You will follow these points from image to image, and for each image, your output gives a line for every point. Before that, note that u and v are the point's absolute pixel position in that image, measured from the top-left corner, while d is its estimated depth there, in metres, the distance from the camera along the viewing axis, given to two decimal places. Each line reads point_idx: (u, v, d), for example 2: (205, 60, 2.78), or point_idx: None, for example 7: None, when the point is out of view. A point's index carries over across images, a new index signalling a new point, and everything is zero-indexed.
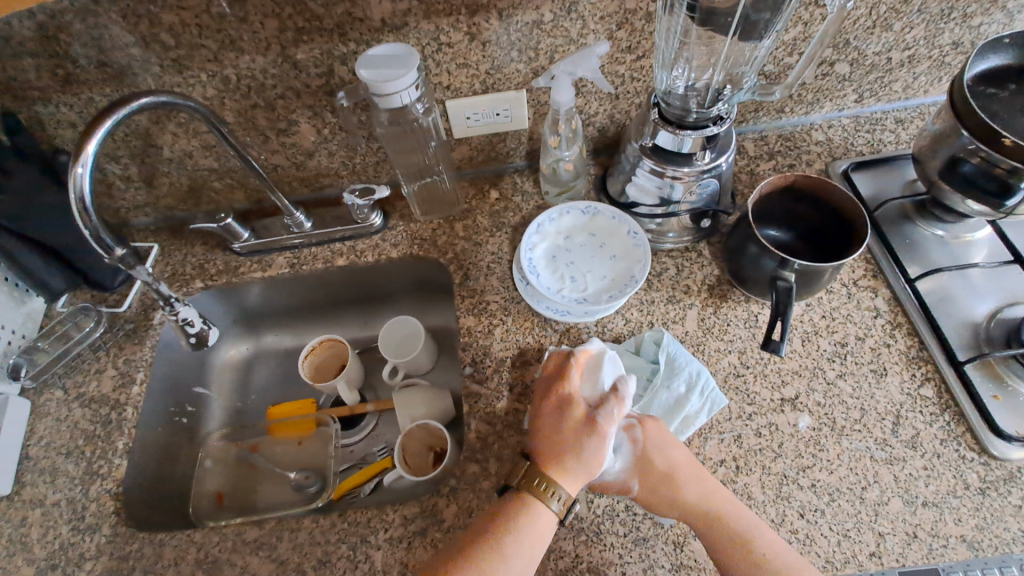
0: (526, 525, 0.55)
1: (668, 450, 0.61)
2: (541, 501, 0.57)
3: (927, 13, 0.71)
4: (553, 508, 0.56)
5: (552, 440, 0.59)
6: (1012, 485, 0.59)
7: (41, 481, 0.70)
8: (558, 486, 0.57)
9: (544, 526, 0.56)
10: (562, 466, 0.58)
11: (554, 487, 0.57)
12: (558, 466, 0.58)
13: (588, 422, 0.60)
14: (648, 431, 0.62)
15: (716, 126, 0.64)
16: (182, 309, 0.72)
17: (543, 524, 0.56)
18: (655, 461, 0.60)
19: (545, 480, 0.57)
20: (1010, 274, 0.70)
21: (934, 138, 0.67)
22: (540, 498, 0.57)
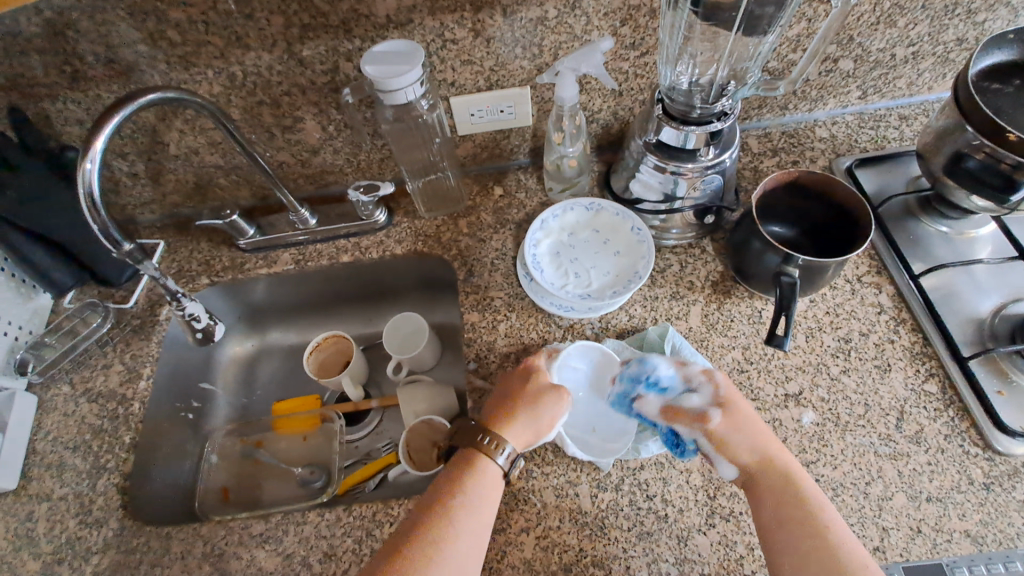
0: (476, 491, 0.56)
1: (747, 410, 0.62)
2: (486, 459, 0.58)
3: (932, 8, 0.71)
4: (498, 463, 0.58)
5: (505, 401, 0.63)
6: (1017, 480, 0.59)
7: (48, 475, 0.71)
8: (504, 441, 0.59)
9: (490, 494, 0.56)
10: (510, 423, 0.60)
11: (500, 442, 0.59)
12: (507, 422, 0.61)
13: (543, 388, 0.63)
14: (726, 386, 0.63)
15: (720, 122, 0.64)
16: (188, 304, 0.72)
17: (493, 487, 0.57)
18: (736, 411, 0.61)
19: (490, 435, 0.59)
20: (1015, 270, 0.69)
21: (938, 134, 0.67)
22: (486, 454, 0.58)
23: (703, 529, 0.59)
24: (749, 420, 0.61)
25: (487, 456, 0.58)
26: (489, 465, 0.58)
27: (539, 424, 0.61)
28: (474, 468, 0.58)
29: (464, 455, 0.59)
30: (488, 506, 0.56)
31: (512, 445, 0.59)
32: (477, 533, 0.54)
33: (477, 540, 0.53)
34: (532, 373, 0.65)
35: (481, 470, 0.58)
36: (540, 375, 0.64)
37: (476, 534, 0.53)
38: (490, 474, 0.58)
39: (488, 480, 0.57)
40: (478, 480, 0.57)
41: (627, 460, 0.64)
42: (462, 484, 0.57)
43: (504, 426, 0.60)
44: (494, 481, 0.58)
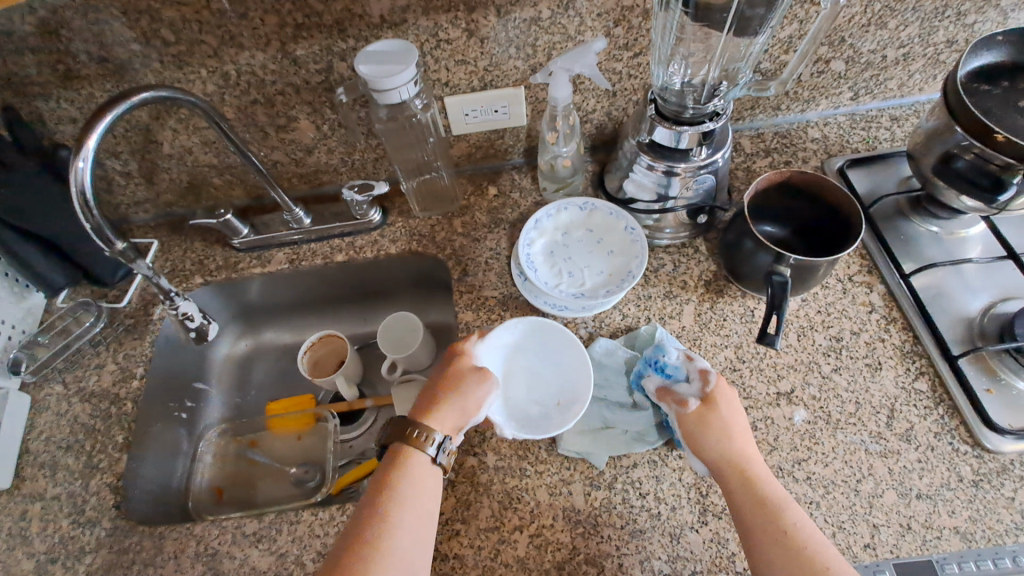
0: (409, 485, 0.56)
1: (739, 412, 0.61)
2: (417, 452, 0.58)
3: (922, 10, 0.72)
4: (429, 452, 0.58)
5: (433, 391, 0.63)
6: (1005, 477, 0.60)
7: (41, 475, 0.71)
8: (434, 431, 0.59)
9: (424, 484, 0.57)
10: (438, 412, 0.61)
11: (431, 434, 0.59)
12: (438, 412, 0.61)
13: (469, 373, 0.65)
14: (725, 385, 0.62)
15: (712, 123, 0.64)
16: (182, 303, 0.72)
17: (427, 478, 0.57)
18: (727, 408, 0.61)
19: (420, 428, 0.59)
20: (1004, 270, 0.70)
21: (928, 135, 0.68)
22: (417, 447, 0.58)
23: (695, 527, 0.60)
24: (737, 418, 0.60)
25: (417, 449, 0.58)
26: (421, 458, 0.58)
27: (467, 408, 0.62)
28: (404, 463, 0.57)
29: (393, 452, 0.59)
30: (424, 497, 0.56)
31: (441, 433, 0.60)
32: (418, 526, 0.54)
33: (419, 533, 0.53)
34: (456, 361, 0.66)
35: (412, 464, 0.57)
36: (467, 361, 0.66)
37: (417, 526, 0.54)
38: (422, 467, 0.57)
39: (422, 471, 0.57)
40: (410, 473, 0.57)
41: (619, 458, 0.64)
42: (394, 481, 0.56)
43: (436, 415, 0.61)
44: (427, 473, 0.58)
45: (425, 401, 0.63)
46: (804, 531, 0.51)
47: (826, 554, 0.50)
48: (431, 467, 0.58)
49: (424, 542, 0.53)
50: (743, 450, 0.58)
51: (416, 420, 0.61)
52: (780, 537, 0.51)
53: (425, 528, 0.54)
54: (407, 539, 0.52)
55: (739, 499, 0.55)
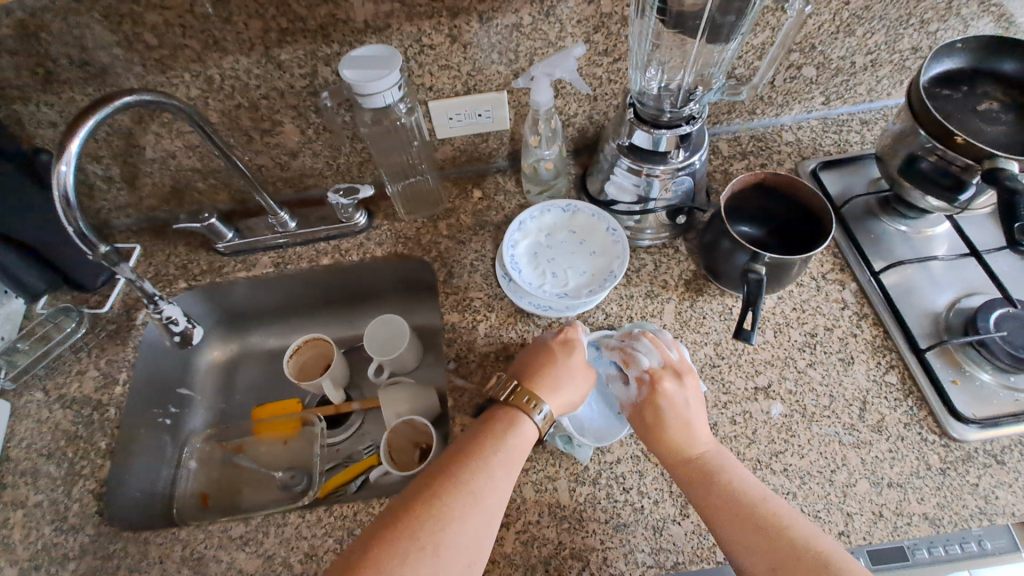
0: (506, 446, 0.57)
1: (682, 405, 0.62)
2: (524, 419, 0.60)
3: (887, 19, 0.75)
4: (536, 420, 0.60)
5: (546, 366, 0.64)
6: (970, 465, 0.62)
7: (22, 483, 0.70)
8: (542, 401, 0.60)
9: (513, 459, 0.57)
10: (548, 388, 0.62)
11: (541, 403, 0.60)
12: (547, 388, 0.62)
13: (583, 364, 0.65)
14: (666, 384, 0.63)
15: (688, 126, 0.66)
16: (166, 307, 0.72)
17: (521, 452, 0.58)
18: (666, 402, 0.62)
19: (532, 396, 0.60)
20: (968, 267, 0.73)
21: (895, 137, 0.71)
22: (525, 414, 0.60)
23: (677, 519, 0.61)
24: (678, 412, 0.61)
25: (526, 416, 0.60)
26: (526, 425, 0.59)
27: (573, 396, 0.63)
28: (509, 424, 0.59)
29: (505, 408, 0.61)
30: (515, 469, 0.57)
31: (549, 406, 0.61)
32: (501, 493, 0.55)
33: (499, 499, 0.54)
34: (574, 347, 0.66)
35: (516, 430, 0.59)
36: (581, 352, 0.65)
37: (500, 492, 0.54)
38: (524, 434, 0.59)
39: (521, 440, 0.59)
40: (512, 440, 0.58)
41: (604, 454, 0.65)
42: (495, 438, 0.58)
43: (542, 388, 0.62)
44: (525, 442, 0.59)
45: (539, 373, 0.63)
46: (783, 515, 0.53)
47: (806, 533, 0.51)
48: (524, 440, 0.59)
49: (494, 514, 0.53)
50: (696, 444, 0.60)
51: (527, 386, 0.62)
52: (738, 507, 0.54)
53: (504, 499, 0.55)
54: (489, 502, 0.53)
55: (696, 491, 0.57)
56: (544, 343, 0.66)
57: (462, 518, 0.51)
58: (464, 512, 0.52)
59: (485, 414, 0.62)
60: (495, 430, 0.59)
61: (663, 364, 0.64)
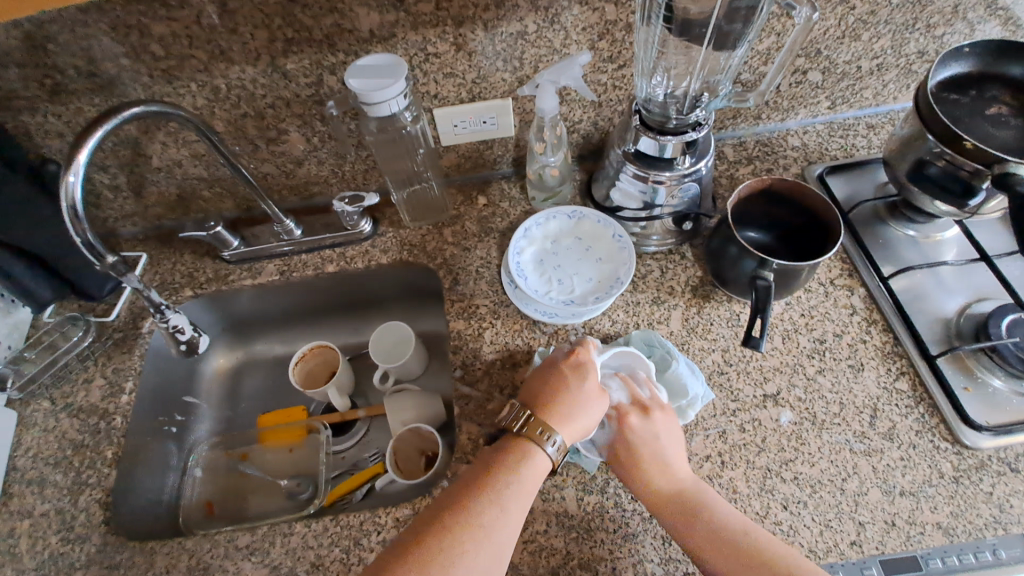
0: (517, 478, 0.57)
1: (661, 427, 0.62)
2: (536, 449, 0.59)
3: (894, 23, 0.75)
4: (548, 451, 0.59)
5: (556, 393, 0.62)
6: (984, 473, 0.62)
7: (29, 492, 0.70)
8: (554, 432, 0.59)
9: (525, 492, 0.56)
10: (560, 416, 0.60)
11: (552, 433, 0.59)
12: (560, 417, 0.60)
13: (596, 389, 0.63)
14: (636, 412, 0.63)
15: (694, 132, 0.66)
16: (172, 316, 0.73)
17: (533, 484, 0.57)
18: (642, 437, 0.61)
19: (544, 426, 0.59)
20: (978, 272, 0.73)
21: (903, 142, 0.70)
22: (537, 444, 0.59)
23: None
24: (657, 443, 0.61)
25: (539, 447, 0.59)
26: (539, 456, 0.58)
27: (588, 423, 0.61)
28: (520, 454, 0.58)
29: (517, 437, 0.60)
30: (525, 503, 0.56)
31: (562, 437, 0.59)
32: (511, 529, 0.54)
33: (509, 535, 0.54)
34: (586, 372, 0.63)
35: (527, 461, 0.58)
36: (594, 376, 0.63)
37: (510, 528, 0.54)
38: (536, 466, 0.58)
39: (533, 472, 0.58)
40: (522, 473, 0.57)
41: None
42: (506, 469, 0.57)
43: (555, 417, 0.60)
44: (536, 475, 0.58)
45: (550, 402, 0.61)
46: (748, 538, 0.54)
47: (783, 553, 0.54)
48: (536, 471, 0.58)
49: (504, 548, 0.53)
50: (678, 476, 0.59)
51: (539, 417, 0.60)
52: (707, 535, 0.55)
53: (515, 534, 0.54)
54: (500, 536, 0.53)
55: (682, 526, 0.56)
56: (555, 367, 0.64)
57: (472, 554, 0.51)
58: (474, 545, 0.51)
59: (497, 440, 0.61)
60: (507, 460, 0.58)
61: (633, 396, 0.65)
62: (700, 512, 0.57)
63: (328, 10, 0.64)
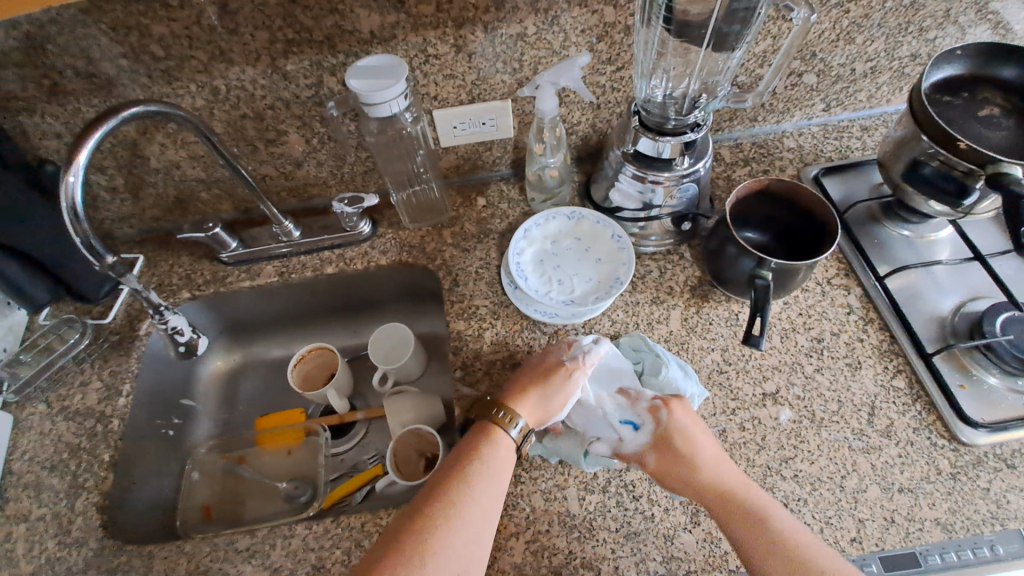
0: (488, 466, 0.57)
1: (697, 430, 0.61)
2: (500, 433, 0.60)
3: (887, 27, 0.76)
4: (512, 433, 0.60)
5: (522, 382, 0.64)
6: (980, 469, 0.62)
7: (24, 496, 0.69)
8: (516, 414, 0.61)
9: (500, 470, 0.57)
10: (523, 401, 0.62)
11: (515, 416, 0.61)
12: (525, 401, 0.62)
13: (562, 377, 0.64)
14: (676, 410, 0.63)
15: (693, 133, 0.67)
16: (171, 317, 0.72)
17: (505, 463, 0.58)
18: (684, 441, 0.60)
19: (506, 409, 0.61)
20: (971, 271, 0.74)
21: (897, 143, 0.71)
22: (501, 428, 0.60)
23: (687, 528, 0.61)
24: (702, 448, 0.60)
25: (501, 429, 0.60)
26: (503, 439, 0.59)
27: (552, 405, 0.62)
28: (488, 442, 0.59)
29: (481, 422, 0.61)
30: (497, 491, 0.56)
31: (525, 420, 0.61)
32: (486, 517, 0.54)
33: (484, 523, 0.54)
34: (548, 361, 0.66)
35: (492, 447, 0.59)
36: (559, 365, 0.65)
37: (487, 503, 0.55)
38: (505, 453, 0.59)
39: (499, 457, 0.58)
40: (493, 452, 0.58)
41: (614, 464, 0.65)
42: (475, 457, 0.58)
43: (516, 401, 0.62)
44: (504, 463, 0.58)
45: (515, 390, 0.64)
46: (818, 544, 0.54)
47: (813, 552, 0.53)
48: (507, 450, 0.59)
49: (485, 524, 0.54)
50: (725, 480, 0.59)
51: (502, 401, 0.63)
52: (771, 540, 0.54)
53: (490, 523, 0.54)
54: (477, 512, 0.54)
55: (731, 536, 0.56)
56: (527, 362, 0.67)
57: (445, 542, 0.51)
58: (454, 522, 0.52)
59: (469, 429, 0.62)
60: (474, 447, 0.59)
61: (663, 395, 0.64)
62: (756, 517, 0.56)
63: (328, 11, 0.64)
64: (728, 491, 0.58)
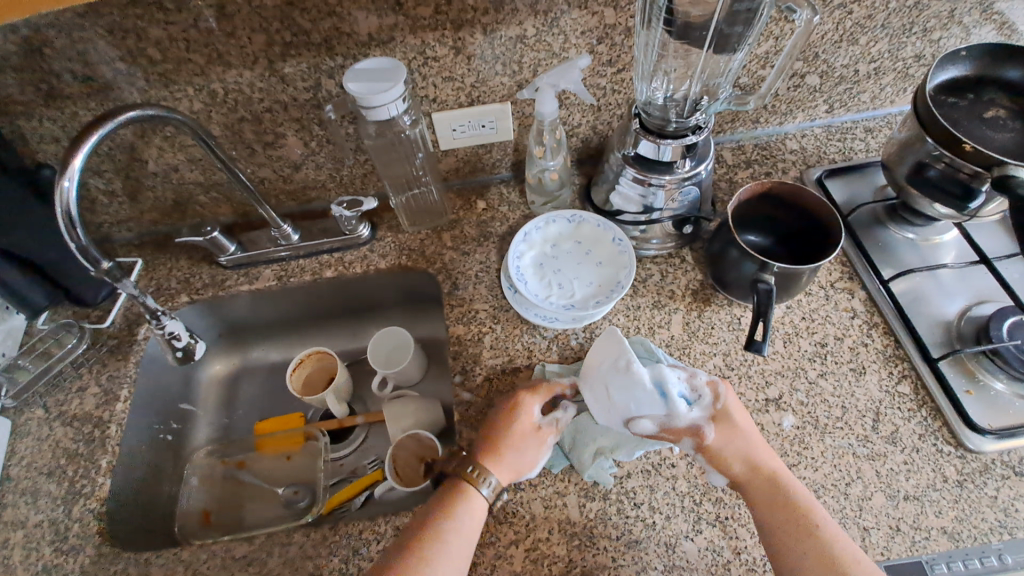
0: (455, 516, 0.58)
1: (747, 418, 0.62)
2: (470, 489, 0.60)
3: (890, 27, 0.75)
4: (483, 493, 0.59)
5: (496, 434, 0.62)
6: (988, 477, 0.61)
7: (21, 503, 0.69)
8: (489, 473, 0.60)
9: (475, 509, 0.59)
10: (496, 457, 0.61)
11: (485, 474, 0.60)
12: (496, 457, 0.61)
13: (535, 434, 0.63)
14: (730, 393, 0.63)
15: (694, 135, 0.66)
16: (168, 322, 0.71)
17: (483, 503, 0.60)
18: (736, 426, 0.61)
19: (479, 468, 0.60)
20: (977, 274, 0.73)
21: (901, 145, 0.70)
22: (472, 485, 0.60)
23: (690, 536, 0.60)
24: (753, 434, 0.61)
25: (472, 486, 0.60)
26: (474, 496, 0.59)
27: (523, 464, 0.62)
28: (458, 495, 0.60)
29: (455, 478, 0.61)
30: (465, 546, 0.56)
31: (496, 479, 0.60)
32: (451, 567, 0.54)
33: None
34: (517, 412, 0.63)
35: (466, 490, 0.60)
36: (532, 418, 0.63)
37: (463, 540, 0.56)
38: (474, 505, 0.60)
39: (471, 514, 0.58)
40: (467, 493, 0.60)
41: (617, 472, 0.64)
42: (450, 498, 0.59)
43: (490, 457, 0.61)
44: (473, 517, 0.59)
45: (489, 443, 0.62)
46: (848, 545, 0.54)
47: (849, 549, 0.54)
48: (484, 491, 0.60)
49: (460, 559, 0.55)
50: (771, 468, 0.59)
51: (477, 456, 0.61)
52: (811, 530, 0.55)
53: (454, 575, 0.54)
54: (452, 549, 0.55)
55: (774, 520, 0.56)
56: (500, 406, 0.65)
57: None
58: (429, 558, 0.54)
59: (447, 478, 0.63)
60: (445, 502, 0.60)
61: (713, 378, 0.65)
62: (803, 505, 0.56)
63: (326, 14, 0.63)
64: (774, 478, 0.59)
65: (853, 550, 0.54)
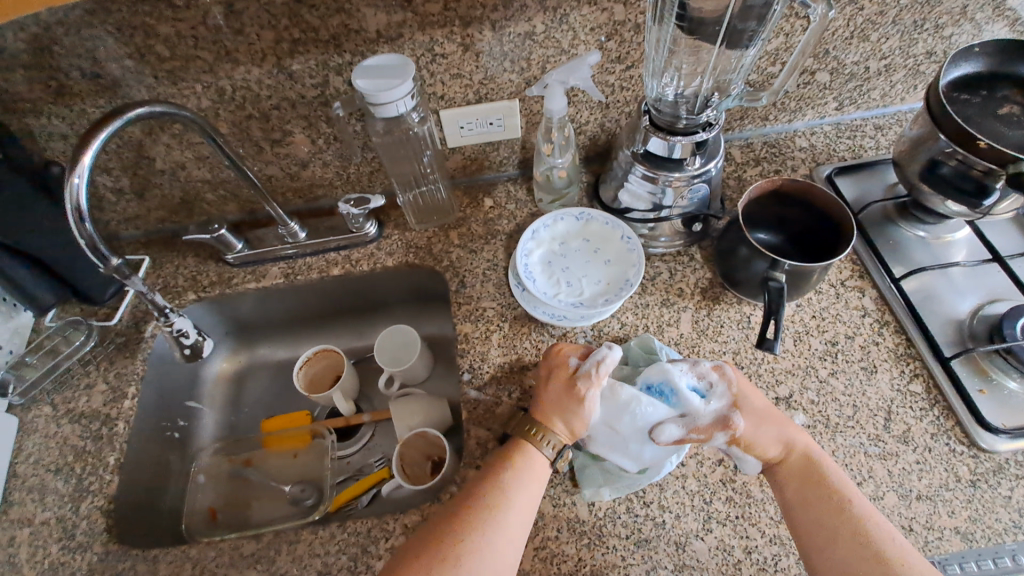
0: (518, 490, 0.57)
1: (763, 399, 0.62)
2: (535, 451, 0.60)
3: (902, 24, 0.74)
4: (547, 454, 0.60)
5: (548, 396, 0.63)
6: (1001, 477, 0.61)
7: (30, 500, 0.69)
8: (550, 433, 0.60)
9: (531, 488, 0.58)
10: (552, 418, 0.61)
11: (551, 437, 0.60)
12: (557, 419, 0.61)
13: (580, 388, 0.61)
14: (739, 376, 0.63)
15: (705, 132, 0.65)
16: (176, 320, 0.71)
17: (537, 485, 0.58)
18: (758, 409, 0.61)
19: (540, 429, 0.61)
20: (989, 272, 0.72)
21: (913, 142, 0.70)
22: (534, 445, 0.60)
23: (700, 535, 0.60)
24: (776, 415, 0.61)
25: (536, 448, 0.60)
26: (538, 458, 0.60)
27: (580, 419, 0.61)
28: (520, 464, 0.59)
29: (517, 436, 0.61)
30: (521, 523, 0.55)
31: (559, 438, 0.61)
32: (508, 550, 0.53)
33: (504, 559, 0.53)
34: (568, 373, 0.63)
35: (524, 463, 0.59)
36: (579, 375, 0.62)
37: (519, 522, 0.55)
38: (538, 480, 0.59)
39: (527, 492, 0.57)
40: (525, 471, 0.58)
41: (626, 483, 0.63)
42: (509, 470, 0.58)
43: (547, 419, 0.61)
44: (534, 497, 0.58)
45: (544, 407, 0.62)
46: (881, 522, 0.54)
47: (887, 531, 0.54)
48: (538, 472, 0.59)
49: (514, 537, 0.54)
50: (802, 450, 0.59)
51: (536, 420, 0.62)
52: (845, 509, 0.55)
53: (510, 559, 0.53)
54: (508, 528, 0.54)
55: (808, 502, 0.56)
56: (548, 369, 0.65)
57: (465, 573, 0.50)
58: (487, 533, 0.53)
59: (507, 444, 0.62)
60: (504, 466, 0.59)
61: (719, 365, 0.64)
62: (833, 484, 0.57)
63: (335, 10, 0.63)
64: (806, 461, 0.59)
65: (892, 533, 0.54)
